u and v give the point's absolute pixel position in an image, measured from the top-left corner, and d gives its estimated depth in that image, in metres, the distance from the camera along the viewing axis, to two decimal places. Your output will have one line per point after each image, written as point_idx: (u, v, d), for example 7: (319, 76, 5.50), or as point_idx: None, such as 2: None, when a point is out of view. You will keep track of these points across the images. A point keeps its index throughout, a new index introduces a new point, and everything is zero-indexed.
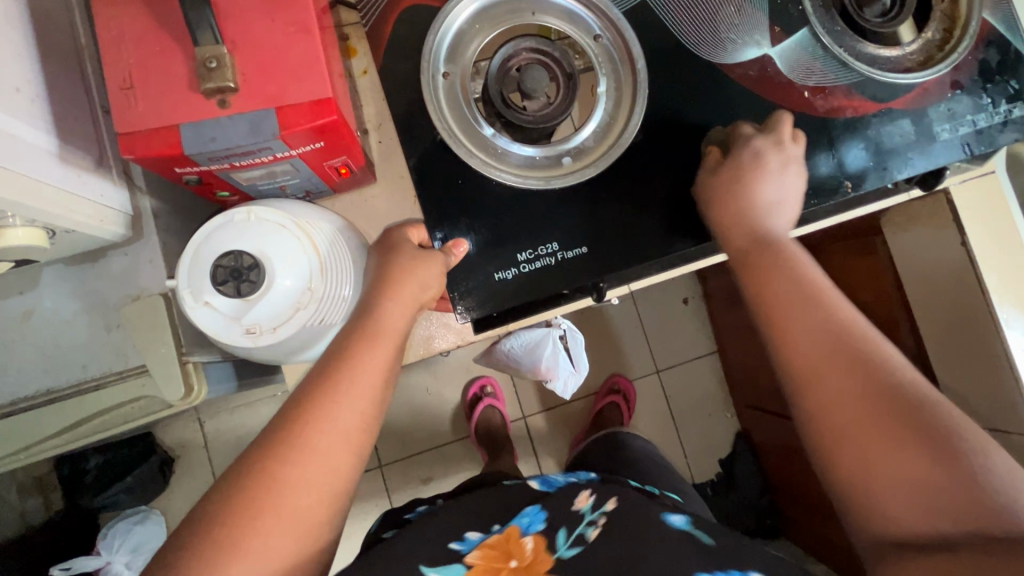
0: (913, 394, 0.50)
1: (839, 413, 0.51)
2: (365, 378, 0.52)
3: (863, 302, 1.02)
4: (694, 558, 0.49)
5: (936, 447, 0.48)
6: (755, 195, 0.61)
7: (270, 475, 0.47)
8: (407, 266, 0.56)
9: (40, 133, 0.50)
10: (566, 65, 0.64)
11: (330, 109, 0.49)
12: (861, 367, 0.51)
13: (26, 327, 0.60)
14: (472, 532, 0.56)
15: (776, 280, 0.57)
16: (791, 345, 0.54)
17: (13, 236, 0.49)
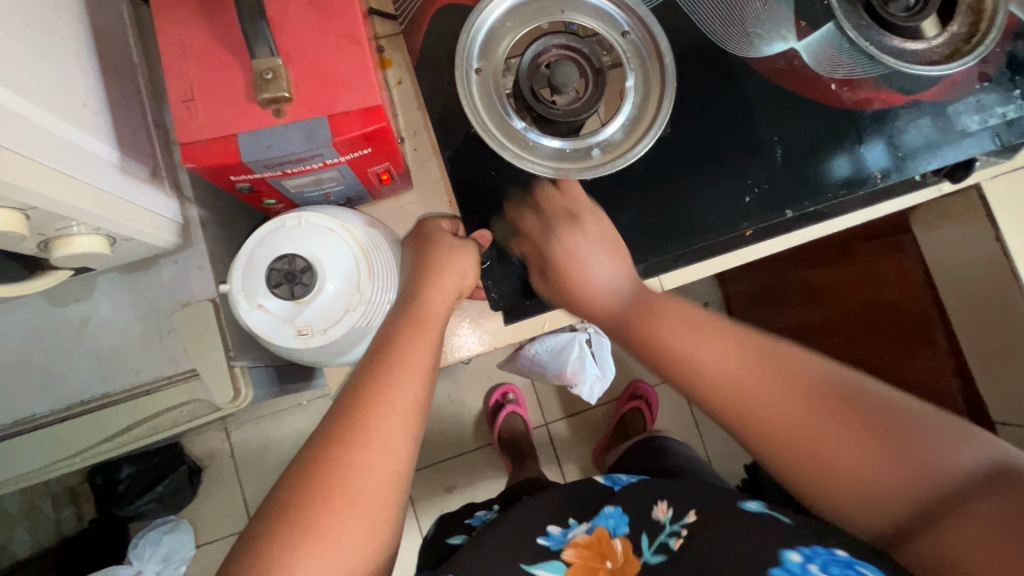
0: (832, 380, 0.51)
1: (759, 400, 0.51)
2: (417, 360, 0.52)
3: (895, 301, 1.02)
4: (775, 542, 0.48)
5: (871, 426, 0.48)
6: (584, 273, 0.61)
7: (337, 459, 0.45)
8: (445, 262, 0.57)
9: (103, 145, 0.52)
10: (595, 61, 0.65)
11: (379, 116, 0.50)
12: (759, 353, 0.54)
13: (82, 334, 0.62)
14: (552, 526, 0.60)
15: (568, 265, 0.62)
16: (663, 330, 0.57)
17: (78, 244, 0.51)
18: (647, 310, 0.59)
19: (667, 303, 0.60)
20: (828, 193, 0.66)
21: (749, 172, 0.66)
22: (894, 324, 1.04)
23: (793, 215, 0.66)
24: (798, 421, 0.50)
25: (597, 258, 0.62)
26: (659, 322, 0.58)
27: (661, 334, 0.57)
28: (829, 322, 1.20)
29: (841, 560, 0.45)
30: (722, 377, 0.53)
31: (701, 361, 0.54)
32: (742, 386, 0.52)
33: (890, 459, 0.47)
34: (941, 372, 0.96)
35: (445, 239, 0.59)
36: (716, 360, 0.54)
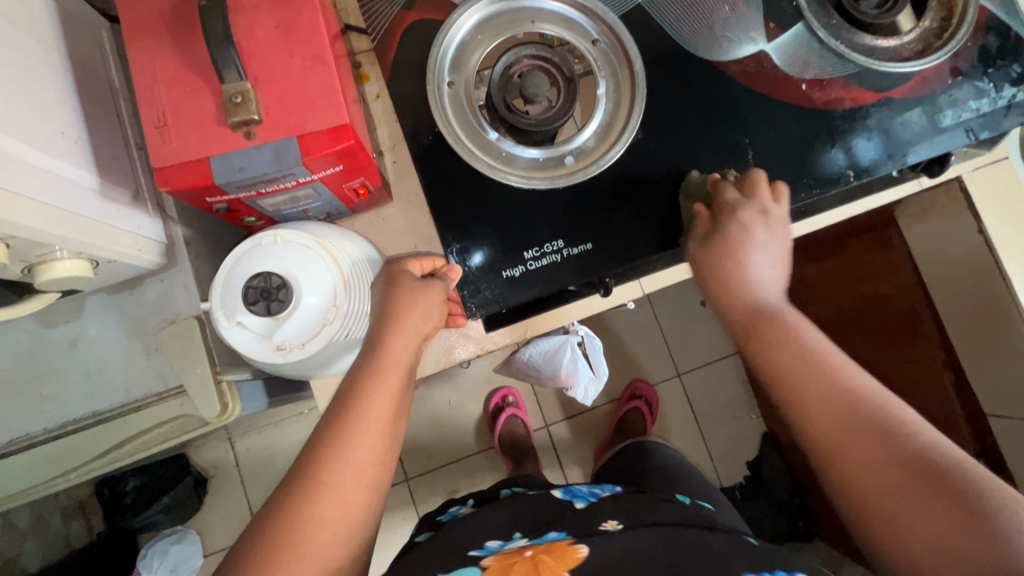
0: (939, 457, 0.48)
1: (858, 460, 0.50)
2: (375, 415, 0.53)
3: (884, 294, 1.02)
4: (740, 562, 0.52)
5: (958, 502, 0.45)
6: (746, 260, 0.60)
7: (290, 516, 0.49)
8: (409, 307, 0.56)
9: (82, 172, 0.54)
10: (565, 69, 0.66)
11: (347, 134, 0.52)
12: (893, 442, 0.49)
13: (72, 354, 0.64)
14: (490, 541, 0.60)
15: (778, 352, 0.56)
16: (807, 397, 0.53)
17: (61, 268, 0.52)
18: (778, 322, 0.57)
19: (773, 329, 0.57)
20: (802, 192, 0.66)
21: (724, 174, 0.66)
22: (886, 317, 1.03)
23: None
24: (880, 491, 0.49)
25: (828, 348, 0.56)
26: (769, 324, 0.57)
27: (788, 338, 0.56)
28: (823, 317, 1.20)
29: None
30: (817, 426, 0.53)
31: (815, 414, 0.53)
32: (831, 440, 0.52)
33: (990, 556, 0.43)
34: (933, 366, 0.96)
35: (409, 278, 0.58)
36: (827, 407, 0.52)
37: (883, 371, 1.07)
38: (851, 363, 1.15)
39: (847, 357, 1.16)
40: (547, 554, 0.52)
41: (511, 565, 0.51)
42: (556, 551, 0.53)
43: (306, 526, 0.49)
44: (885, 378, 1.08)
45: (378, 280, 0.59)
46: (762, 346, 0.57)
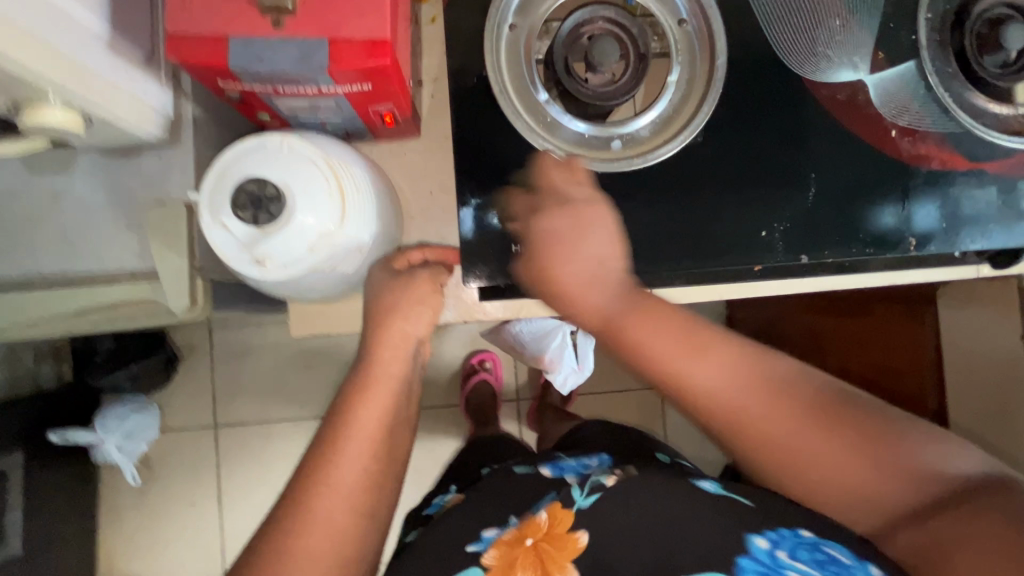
0: (838, 389, 0.48)
1: (807, 456, 0.46)
2: (365, 428, 0.50)
3: (896, 369, 0.97)
4: (738, 526, 0.47)
5: (865, 437, 0.46)
6: (562, 261, 0.50)
7: (295, 517, 0.46)
8: (408, 317, 0.56)
9: (93, 17, 0.48)
10: (640, 45, 0.60)
11: (385, 52, 0.46)
12: (793, 398, 0.46)
13: (52, 208, 0.61)
14: (488, 530, 0.53)
15: (636, 333, 0.48)
16: (693, 369, 0.46)
17: (51, 117, 0.48)
18: (637, 315, 0.48)
19: (655, 312, 0.49)
20: (852, 248, 0.60)
21: (776, 205, 0.60)
22: (890, 392, 0.98)
23: (807, 263, 0.60)
24: (816, 468, 0.46)
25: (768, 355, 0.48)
26: (637, 326, 0.48)
27: (633, 343, 0.48)
28: (823, 372, 1.13)
29: (808, 541, 0.46)
30: (729, 417, 0.46)
31: (698, 382, 0.46)
32: (755, 426, 0.46)
33: (877, 464, 0.46)
34: None
35: (397, 265, 0.59)
36: (717, 380, 0.46)
37: None
38: None
39: None
40: (549, 540, 0.49)
41: (513, 564, 0.49)
42: (555, 537, 0.49)
43: (303, 528, 0.46)
44: None
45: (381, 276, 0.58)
46: (633, 349, 0.48)
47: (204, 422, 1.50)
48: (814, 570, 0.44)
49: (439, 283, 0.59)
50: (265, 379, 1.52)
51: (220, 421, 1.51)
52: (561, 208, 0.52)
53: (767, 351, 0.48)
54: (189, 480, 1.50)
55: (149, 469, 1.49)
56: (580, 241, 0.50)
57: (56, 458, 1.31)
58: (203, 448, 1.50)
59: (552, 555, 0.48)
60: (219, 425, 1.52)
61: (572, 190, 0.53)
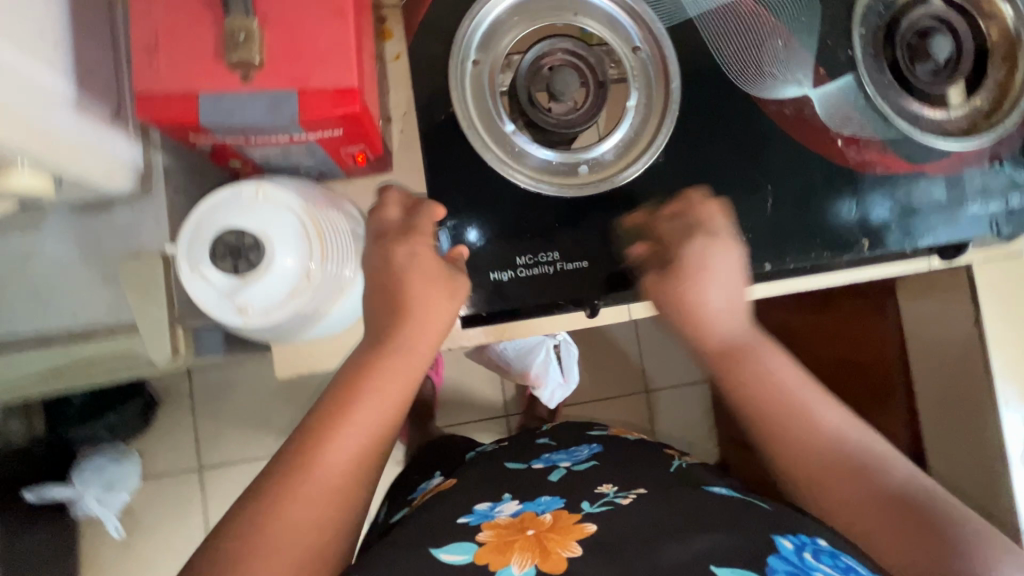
0: (919, 493, 0.52)
1: (844, 496, 0.54)
2: (355, 420, 0.53)
3: (863, 361, 1.03)
4: (768, 530, 0.50)
5: (916, 525, 0.51)
6: (701, 301, 0.60)
7: (274, 498, 0.50)
8: (422, 307, 0.56)
9: (58, 79, 0.49)
10: (598, 73, 0.62)
11: (353, 99, 0.47)
12: (870, 474, 0.54)
13: (23, 267, 0.60)
14: (478, 504, 0.59)
15: (746, 382, 0.59)
16: (809, 421, 0.57)
17: (20, 180, 0.48)
18: (751, 352, 0.60)
19: (746, 365, 0.60)
20: (811, 252, 0.64)
21: (738, 218, 0.63)
22: (862, 383, 1.04)
23: (771, 269, 0.63)
24: (832, 505, 0.54)
25: (825, 405, 0.58)
26: (763, 353, 0.60)
27: (755, 368, 0.59)
28: (800, 368, 1.19)
29: (826, 550, 0.50)
30: (807, 460, 0.56)
31: (815, 419, 0.57)
32: (787, 462, 0.57)
33: (909, 541, 0.50)
34: (896, 439, 0.99)
35: (411, 250, 0.56)
36: (828, 431, 0.56)
37: None
38: None
39: None
40: (551, 531, 0.52)
41: (512, 546, 0.51)
42: (563, 526, 0.52)
43: (281, 516, 0.49)
44: None
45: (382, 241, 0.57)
46: (725, 375, 0.60)
47: (188, 466, 1.47)
48: (838, 571, 0.47)
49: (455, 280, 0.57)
50: (248, 416, 1.49)
51: (204, 463, 1.47)
52: (706, 240, 0.60)
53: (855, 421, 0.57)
54: (175, 527, 1.45)
55: (132, 519, 1.44)
56: (710, 272, 0.60)
57: (33, 517, 1.26)
58: (188, 492, 1.46)
59: (551, 539, 0.51)
60: (203, 468, 1.48)
61: (668, 223, 0.61)
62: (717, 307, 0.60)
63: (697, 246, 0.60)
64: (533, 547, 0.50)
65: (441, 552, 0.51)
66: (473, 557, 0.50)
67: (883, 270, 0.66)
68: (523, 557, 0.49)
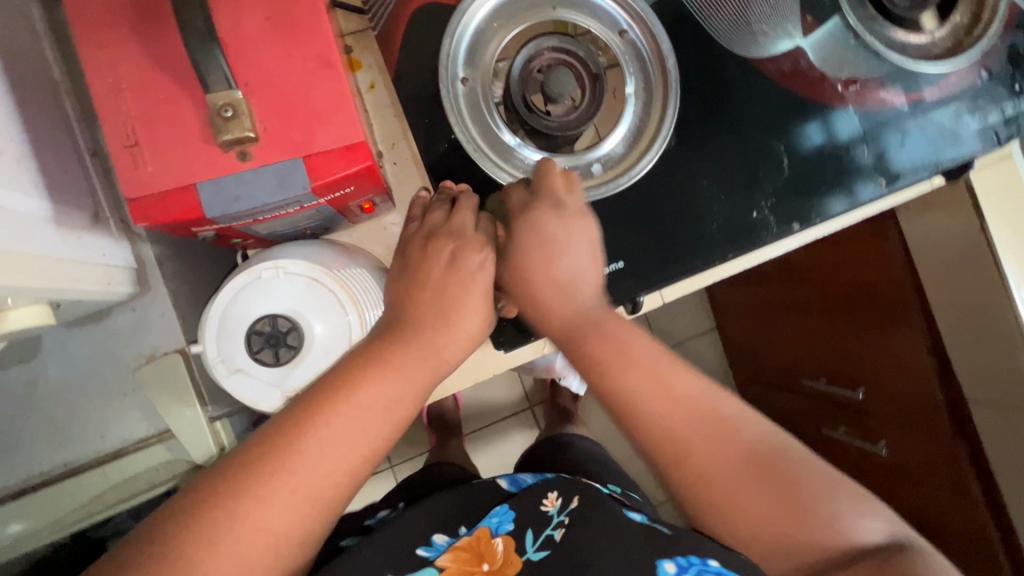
0: (772, 443, 0.45)
1: (753, 517, 0.44)
2: (339, 425, 0.43)
3: (873, 283, 1.00)
4: (651, 554, 0.46)
5: (777, 492, 0.43)
6: (552, 258, 0.50)
7: (217, 515, 0.38)
8: (460, 311, 0.49)
9: (28, 198, 0.44)
10: (591, 65, 0.59)
11: (363, 153, 0.44)
12: (732, 439, 0.45)
13: (31, 400, 0.55)
14: (438, 535, 0.53)
15: (632, 389, 0.46)
16: (652, 399, 0.46)
17: (18, 318, 0.43)
18: (595, 331, 0.49)
19: (613, 333, 0.48)
20: (831, 205, 0.63)
21: (759, 185, 0.62)
22: (873, 304, 1.01)
23: (800, 229, 0.62)
24: (720, 499, 0.44)
25: (723, 398, 0.47)
26: (599, 337, 0.48)
27: (601, 364, 0.47)
28: (807, 301, 1.17)
29: (713, 569, 0.42)
30: (681, 444, 0.45)
31: (666, 421, 0.45)
32: (700, 464, 0.44)
33: (799, 522, 0.43)
34: (920, 353, 0.94)
35: (449, 251, 0.50)
36: (684, 415, 0.45)
37: (868, 356, 1.05)
38: (834, 348, 1.13)
39: (830, 339, 1.13)
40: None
41: None
42: None
43: (230, 533, 0.38)
44: (868, 362, 1.05)
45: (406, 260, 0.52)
46: (584, 359, 0.48)
47: None
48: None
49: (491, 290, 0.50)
50: None
51: None
52: (556, 210, 0.51)
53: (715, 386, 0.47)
54: None
55: None
56: (561, 240, 0.50)
57: None
58: None
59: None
60: None
61: (565, 194, 0.52)
62: (582, 301, 0.50)
63: (531, 218, 0.51)
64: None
65: None
66: None
67: (880, 204, 0.66)
68: None
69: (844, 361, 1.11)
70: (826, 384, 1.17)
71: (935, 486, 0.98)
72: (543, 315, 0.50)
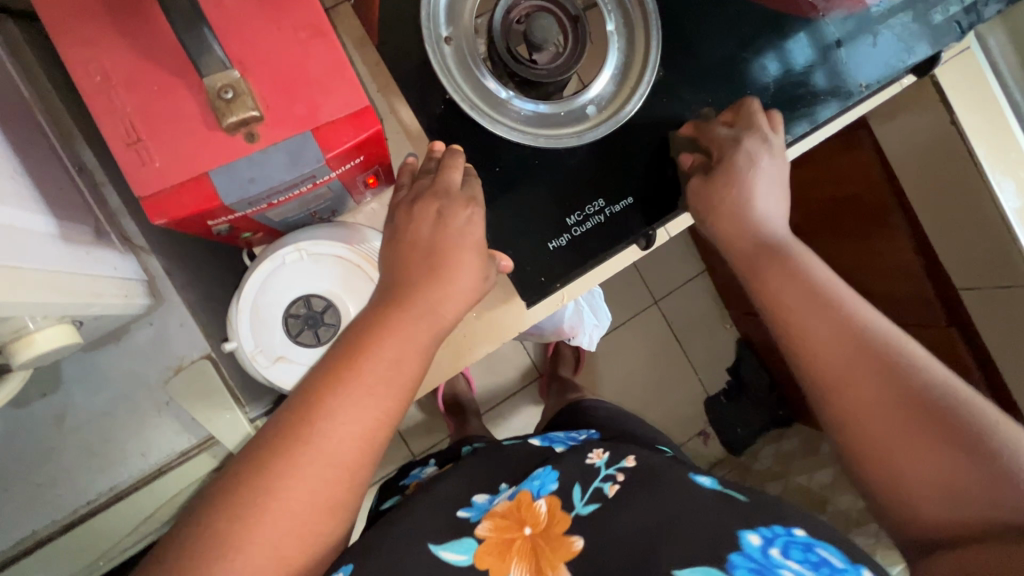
0: (948, 400, 0.41)
1: (866, 399, 0.43)
2: (363, 386, 0.42)
3: (856, 192, 1.02)
4: (734, 522, 0.44)
5: (941, 431, 0.40)
6: (750, 205, 0.55)
7: (257, 482, 0.39)
8: (741, 205, 0.55)
9: (32, 215, 0.42)
10: (570, 8, 0.60)
11: (371, 119, 0.43)
12: (892, 373, 0.43)
13: (63, 431, 0.54)
14: (477, 496, 0.52)
15: (784, 285, 0.49)
16: (826, 316, 0.46)
17: (46, 340, 0.42)
18: (785, 256, 0.51)
19: (790, 259, 0.51)
20: (818, 109, 0.64)
21: (747, 103, 0.63)
22: (856, 213, 1.04)
23: (793, 139, 0.63)
24: (878, 431, 0.43)
25: (860, 303, 0.47)
26: (775, 267, 0.51)
27: (773, 285, 0.50)
28: (791, 225, 1.20)
29: (800, 541, 0.42)
30: (818, 353, 0.46)
31: (814, 337, 0.46)
32: (827, 364, 0.45)
33: (972, 476, 0.39)
34: (905, 252, 0.98)
35: (436, 209, 0.49)
36: (831, 335, 0.46)
37: (860, 263, 1.08)
38: (824, 260, 1.16)
39: (820, 256, 1.16)
40: (545, 537, 0.46)
41: (508, 547, 0.45)
42: (553, 536, 0.46)
43: (261, 496, 0.38)
44: (856, 270, 1.09)
45: (406, 201, 0.51)
46: (759, 282, 0.51)
47: None
48: (807, 569, 0.40)
49: (481, 243, 0.49)
50: None
51: None
52: (734, 133, 0.58)
53: (896, 336, 0.45)
54: None
55: None
56: (750, 185, 0.55)
57: None
58: None
59: (547, 555, 0.45)
60: None
61: (731, 125, 0.59)
62: (769, 232, 0.54)
63: (739, 161, 0.56)
64: (530, 557, 0.45)
65: (442, 548, 0.45)
66: (473, 557, 0.45)
67: (865, 105, 0.66)
68: (520, 567, 0.44)
69: (837, 274, 1.14)
70: None
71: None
72: (735, 238, 0.55)
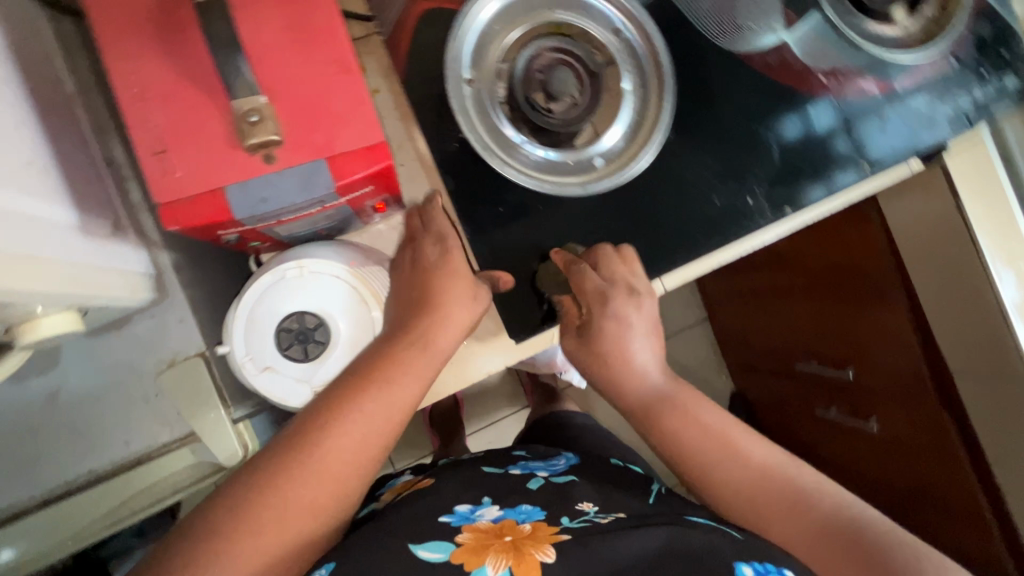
0: (843, 515, 0.48)
1: (777, 532, 0.49)
2: (365, 410, 0.46)
3: (859, 265, 1.01)
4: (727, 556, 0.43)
5: (852, 553, 0.46)
6: (625, 351, 0.60)
7: (261, 486, 0.42)
8: (621, 358, 0.60)
9: (56, 207, 0.45)
10: (590, 63, 0.63)
11: (383, 154, 0.45)
12: (800, 506, 0.49)
13: (53, 410, 0.55)
14: (460, 508, 0.51)
15: (674, 426, 0.56)
16: (709, 461, 0.53)
17: (49, 326, 0.44)
18: (677, 400, 0.57)
19: (690, 400, 0.57)
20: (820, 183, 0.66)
21: (752, 172, 0.65)
22: (855, 285, 1.03)
23: (792, 212, 0.65)
24: (807, 560, 0.47)
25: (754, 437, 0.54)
26: (670, 414, 0.56)
27: (672, 425, 0.56)
28: (793, 285, 1.19)
29: None
30: (737, 492, 0.51)
31: (714, 475, 0.52)
32: (754, 516, 0.50)
33: None
34: (900, 330, 0.96)
35: (437, 249, 0.55)
36: (733, 473, 0.52)
37: (854, 335, 1.07)
38: (821, 327, 1.15)
39: (818, 321, 1.15)
40: (528, 538, 0.44)
41: (487, 547, 0.43)
42: (537, 538, 0.44)
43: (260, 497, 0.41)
44: (851, 340, 1.08)
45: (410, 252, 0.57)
46: (655, 425, 0.57)
47: None
48: None
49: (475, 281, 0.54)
50: None
51: None
52: (629, 295, 0.59)
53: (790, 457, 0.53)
54: None
55: None
56: (626, 329, 0.60)
57: None
58: None
59: (527, 549, 0.43)
60: None
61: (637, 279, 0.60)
62: (652, 382, 0.59)
63: (614, 309, 0.59)
64: (510, 552, 0.42)
65: (420, 548, 0.43)
66: (450, 555, 0.42)
67: (871, 183, 0.67)
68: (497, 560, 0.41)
69: (833, 342, 1.13)
70: (817, 366, 1.19)
71: (927, 459, 0.99)
72: (622, 395, 0.60)
